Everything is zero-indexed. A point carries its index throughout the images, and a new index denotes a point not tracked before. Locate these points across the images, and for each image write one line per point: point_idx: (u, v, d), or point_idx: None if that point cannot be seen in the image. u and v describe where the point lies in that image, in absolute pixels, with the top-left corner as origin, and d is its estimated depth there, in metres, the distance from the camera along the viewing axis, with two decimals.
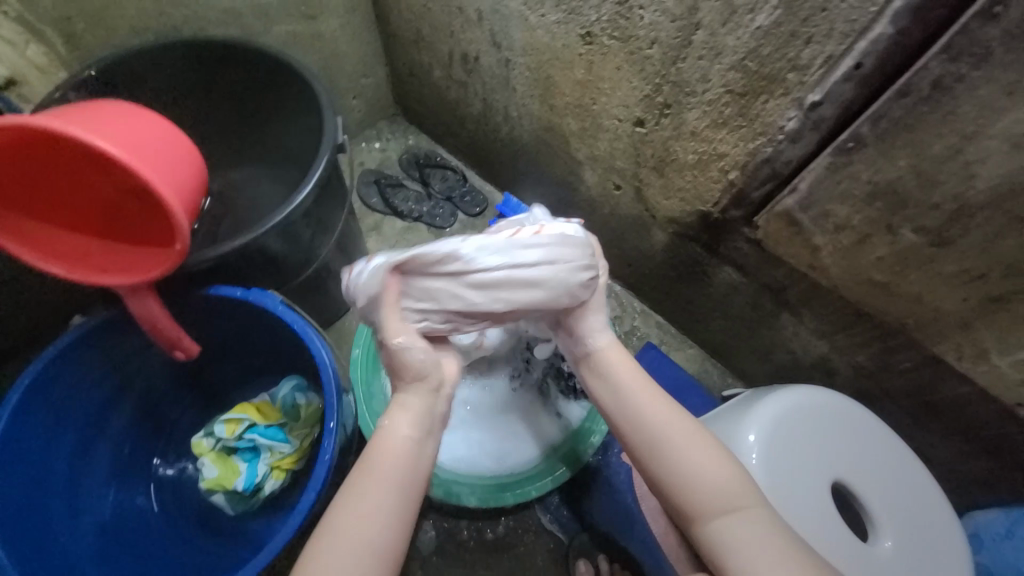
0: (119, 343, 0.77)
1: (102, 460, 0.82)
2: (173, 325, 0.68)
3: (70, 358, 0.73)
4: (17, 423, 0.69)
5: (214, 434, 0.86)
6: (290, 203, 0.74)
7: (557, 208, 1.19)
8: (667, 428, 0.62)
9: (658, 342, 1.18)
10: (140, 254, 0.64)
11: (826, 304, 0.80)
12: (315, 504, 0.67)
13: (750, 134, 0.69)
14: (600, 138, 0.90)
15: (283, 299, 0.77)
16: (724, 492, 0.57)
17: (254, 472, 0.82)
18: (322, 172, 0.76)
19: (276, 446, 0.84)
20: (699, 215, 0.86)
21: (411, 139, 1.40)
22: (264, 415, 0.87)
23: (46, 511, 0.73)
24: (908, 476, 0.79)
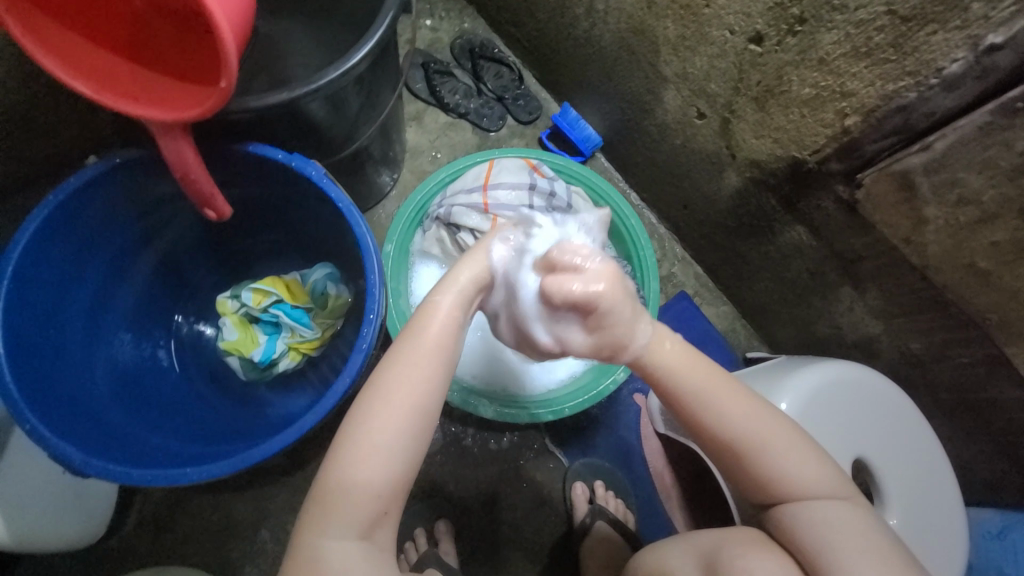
0: (144, 190, 0.71)
1: (124, 308, 0.79)
2: (207, 179, 0.61)
3: (92, 194, 0.66)
4: (36, 254, 0.65)
5: (240, 298, 0.83)
6: (343, 63, 0.63)
7: (620, 130, 1.08)
8: (754, 424, 0.58)
9: (692, 292, 1.14)
10: (177, 91, 0.55)
11: (902, 283, 0.75)
12: (347, 392, 0.65)
13: (894, 73, 0.59)
14: (699, 51, 0.78)
15: (326, 172, 0.70)
16: (814, 484, 0.57)
17: (272, 348, 0.81)
18: (385, 32, 0.66)
19: (298, 328, 0.82)
20: (790, 163, 0.77)
21: (466, 22, 1.23)
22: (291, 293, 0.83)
23: (66, 351, 0.71)
24: (930, 468, 0.79)
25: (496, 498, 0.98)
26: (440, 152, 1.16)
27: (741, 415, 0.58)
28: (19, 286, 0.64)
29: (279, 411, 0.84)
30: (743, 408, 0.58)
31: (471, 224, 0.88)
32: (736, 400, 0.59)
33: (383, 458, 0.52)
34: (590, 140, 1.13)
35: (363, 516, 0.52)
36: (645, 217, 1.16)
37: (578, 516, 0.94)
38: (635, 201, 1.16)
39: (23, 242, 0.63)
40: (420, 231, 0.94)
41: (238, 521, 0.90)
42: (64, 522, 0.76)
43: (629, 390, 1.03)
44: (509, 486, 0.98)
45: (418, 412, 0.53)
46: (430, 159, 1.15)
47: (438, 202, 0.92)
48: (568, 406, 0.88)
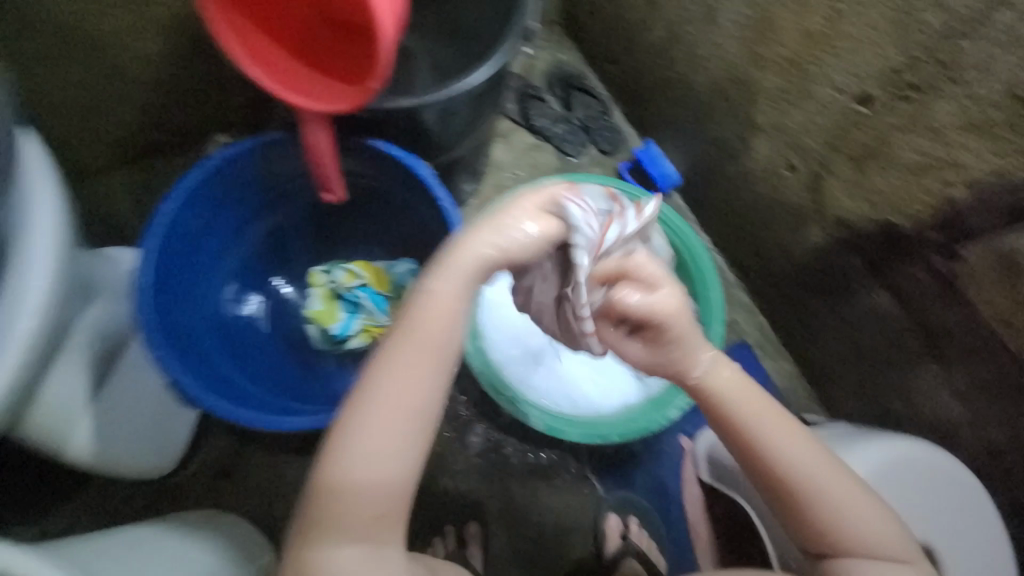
0: (274, 166, 0.81)
1: (232, 265, 0.90)
2: (334, 167, 0.69)
3: (230, 167, 0.78)
4: (182, 210, 0.76)
5: (331, 273, 0.90)
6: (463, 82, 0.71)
7: (702, 171, 1.09)
8: (810, 467, 0.57)
9: (754, 343, 1.11)
10: (331, 88, 0.63)
11: (990, 365, 0.73)
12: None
13: (1010, 151, 0.61)
14: (799, 106, 0.79)
15: (434, 174, 0.77)
16: (868, 534, 0.56)
17: (349, 325, 0.87)
18: (503, 58, 0.73)
19: (375, 314, 0.88)
20: (882, 226, 0.77)
21: (563, 54, 1.29)
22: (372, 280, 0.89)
23: (187, 294, 0.82)
24: (994, 565, 0.74)
25: (527, 513, 0.98)
26: (522, 170, 1.22)
27: (805, 461, 0.57)
28: (170, 235, 0.76)
29: (343, 387, 0.89)
30: (800, 445, 0.58)
31: None
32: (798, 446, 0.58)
33: (393, 449, 0.51)
34: (669, 178, 1.15)
35: (361, 518, 0.50)
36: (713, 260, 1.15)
37: (608, 549, 0.94)
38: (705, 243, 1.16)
39: (179, 197, 0.75)
40: None
41: (286, 483, 0.96)
42: (146, 451, 0.84)
43: (676, 431, 1.01)
44: (542, 503, 0.99)
45: (410, 413, 0.51)
46: (511, 175, 1.21)
47: None
48: (615, 433, 0.89)
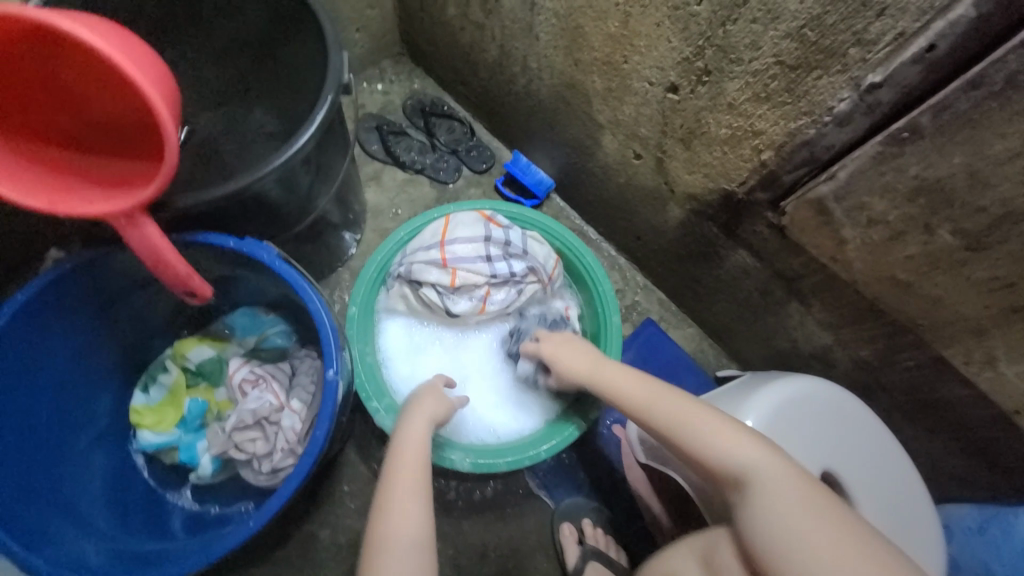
0: (91, 289, 0.73)
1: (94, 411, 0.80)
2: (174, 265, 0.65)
3: (31, 316, 0.69)
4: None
5: (196, 370, 0.84)
6: (289, 146, 0.67)
7: (568, 171, 1.14)
8: (741, 452, 0.61)
9: (658, 318, 1.17)
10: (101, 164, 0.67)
11: (840, 297, 0.78)
12: (321, 448, 0.69)
13: (793, 113, 0.63)
14: (626, 101, 0.84)
15: (279, 253, 0.72)
16: (786, 506, 0.54)
17: (164, 438, 0.80)
18: (324, 114, 0.69)
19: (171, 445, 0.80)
20: (722, 195, 0.82)
21: (416, 83, 1.30)
22: (222, 405, 0.82)
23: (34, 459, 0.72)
24: (881, 448, 0.81)
25: (485, 547, 0.97)
26: (401, 207, 1.20)
27: (771, 522, 0.53)
28: None
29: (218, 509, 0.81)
30: (739, 443, 0.61)
31: (433, 280, 0.94)
32: (778, 508, 0.54)
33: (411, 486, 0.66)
34: (543, 183, 1.18)
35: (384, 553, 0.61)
36: (605, 250, 1.21)
37: (571, 561, 0.93)
38: (593, 237, 1.21)
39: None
40: (384, 291, 0.98)
41: None
42: None
43: (606, 422, 1.04)
44: (497, 534, 0.98)
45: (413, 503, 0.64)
46: (392, 215, 1.19)
47: (399, 260, 0.97)
48: (541, 450, 0.89)
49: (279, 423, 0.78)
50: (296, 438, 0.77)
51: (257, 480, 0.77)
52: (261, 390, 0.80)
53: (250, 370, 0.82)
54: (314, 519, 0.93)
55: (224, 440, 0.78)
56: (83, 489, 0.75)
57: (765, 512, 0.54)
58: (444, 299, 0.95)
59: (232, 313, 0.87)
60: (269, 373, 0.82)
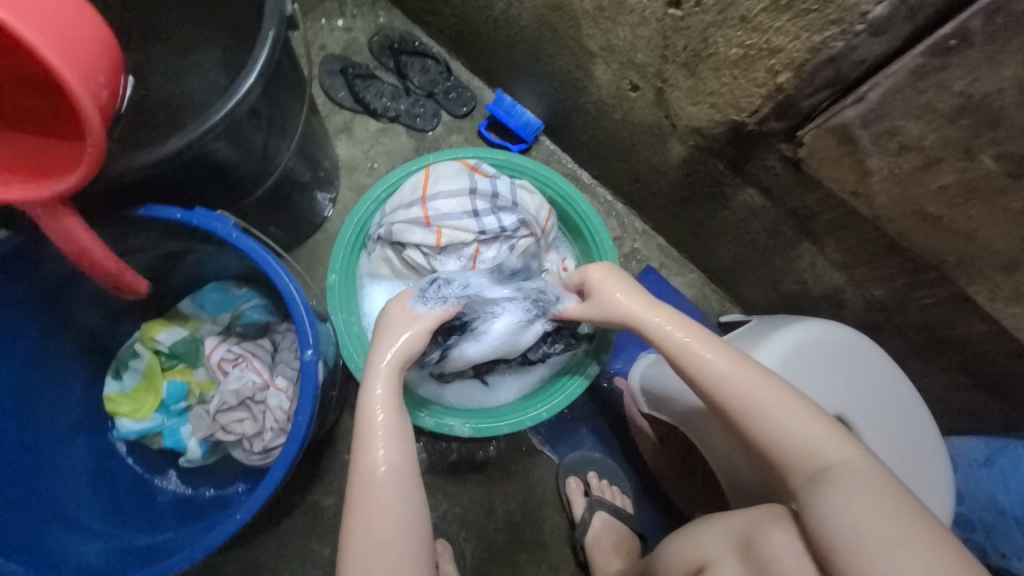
0: (38, 274, 0.67)
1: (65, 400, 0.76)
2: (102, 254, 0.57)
3: None
4: None
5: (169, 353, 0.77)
6: (230, 96, 0.57)
7: (557, 110, 1.03)
8: (812, 436, 0.57)
9: (658, 265, 1.11)
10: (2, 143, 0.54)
11: (856, 235, 0.72)
12: (306, 433, 0.64)
13: (818, 23, 0.54)
14: (620, 21, 0.73)
15: (236, 222, 0.64)
16: (857, 505, 0.50)
17: (145, 425, 0.75)
18: (269, 54, 0.59)
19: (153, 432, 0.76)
20: (730, 127, 0.73)
21: (381, 16, 1.15)
22: (204, 386, 0.77)
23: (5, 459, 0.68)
24: (893, 390, 0.79)
25: (492, 505, 0.97)
26: (377, 161, 1.10)
27: (794, 439, 0.57)
28: None
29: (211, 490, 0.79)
30: (807, 421, 0.58)
31: (417, 240, 0.86)
32: (798, 428, 0.57)
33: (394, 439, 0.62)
34: (530, 125, 1.08)
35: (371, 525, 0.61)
36: (600, 196, 1.13)
37: (578, 512, 0.93)
38: (587, 182, 1.13)
39: None
40: (365, 255, 0.91)
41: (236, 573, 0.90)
42: None
43: (609, 375, 1.02)
44: (503, 491, 0.98)
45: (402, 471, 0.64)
46: (368, 170, 1.09)
47: (379, 221, 0.89)
48: (544, 409, 0.86)
49: (267, 402, 0.74)
50: (285, 416, 0.73)
51: (251, 460, 0.74)
52: (242, 369, 0.75)
53: (226, 348, 0.76)
54: (316, 490, 0.92)
55: (210, 423, 0.73)
56: (65, 483, 0.73)
57: (790, 431, 0.57)
58: (430, 260, 0.88)
59: (201, 290, 0.80)
60: (249, 351, 0.77)
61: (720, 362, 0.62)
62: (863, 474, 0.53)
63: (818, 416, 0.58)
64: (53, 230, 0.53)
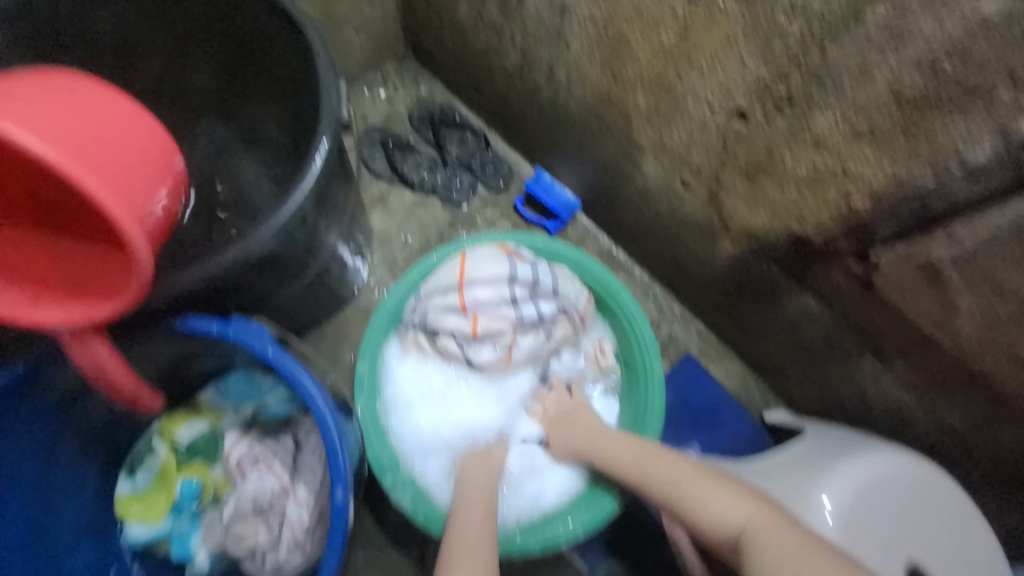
0: None
1: None
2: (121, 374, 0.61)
3: None
4: None
5: (185, 447, 0.72)
6: (283, 206, 0.58)
7: (597, 192, 1.01)
8: (717, 503, 0.66)
9: (697, 352, 1.06)
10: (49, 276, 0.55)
11: (930, 360, 0.66)
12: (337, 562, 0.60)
13: (906, 159, 0.50)
14: (677, 125, 0.70)
15: (274, 336, 0.63)
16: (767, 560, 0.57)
17: (154, 530, 0.69)
18: (322, 164, 0.59)
19: (161, 538, 0.69)
20: (791, 237, 0.69)
21: (423, 88, 1.16)
22: (220, 485, 0.72)
23: None
24: (977, 539, 0.69)
25: None
26: (411, 233, 1.08)
27: (708, 508, 0.66)
28: None
29: None
30: (713, 490, 0.67)
31: (451, 327, 0.83)
32: (709, 497, 0.67)
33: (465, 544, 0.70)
34: (569, 204, 1.06)
35: None
36: (637, 277, 1.09)
37: None
38: (624, 260, 1.09)
39: None
40: (396, 337, 0.87)
41: None
42: None
43: None
44: None
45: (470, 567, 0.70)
46: (401, 242, 1.07)
47: (412, 306, 0.87)
48: (579, 528, 0.78)
49: (284, 513, 0.68)
50: (303, 532, 0.67)
51: None
52: (263, 474, 0.71)
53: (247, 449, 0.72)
54: None
55: (221, 533, 0.69)
56: None
57: (702, 500, 0.67)
58: (463, 348, 0.84)
59: (221, 378, 0.75)
60: (269, 451, 0.72)
61: (637, 456, 0.75)
62: (769, 521, 0.61)
63: (727, 484, 0.67)
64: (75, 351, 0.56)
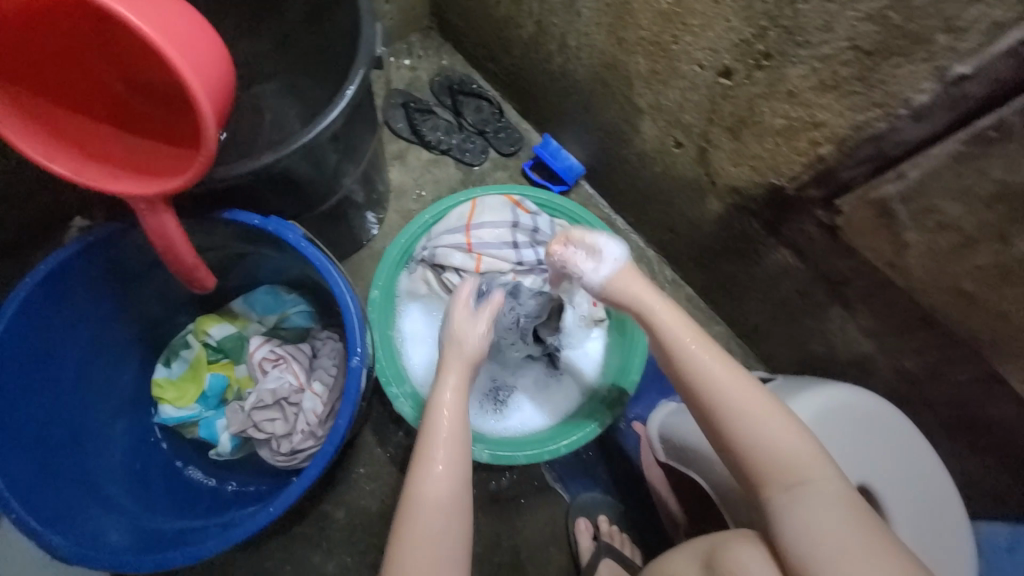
0: (117, 262, 0.73)
1: (114, 382, 0.81)
2: (188, 250, 0.65)
3: (54, 290, 0.69)
4: (18, 352, 0.68)
5: (216, 346, 0.84)
6: (318, 123, 0.64)
7: (600, 157, 1.09)
8: (795, 451, 0.58)
9: (685, 314, 1.13)
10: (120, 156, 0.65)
11: (889, 304, 0.74)
12: (344, 436, 0.68)
13: (863, 104, 0.58)
14: (672, 84, 0.78)
15: (305, 232, 0.72)
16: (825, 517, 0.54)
17: (184, 412, 0.81)
18: (356, 90, 0.66)
19: (188, 420, 0.81)
20: (769, 189, 0.77)
21: (444, 59, 1.25)
22: (243, 382, 0.82)
23: (55, 431, 0.73)
24: (921, 471, 0.77)
25: (499, 539, 0.96)
26: (425, 189, 1.16)
27: (776, 452, 0.58)
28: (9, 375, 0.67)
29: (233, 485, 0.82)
30: (794, 439, 0.59)
31: (457, 264, 0.91)
32: (784, 442, 0.59)
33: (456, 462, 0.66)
34: (573, 169, 1.14)
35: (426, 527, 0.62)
36: (633, 242, 1.16)
37: (585, 555, 0.92)
38: (622, 226, 1.17)
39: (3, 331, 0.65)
40: (406, 273, 0.96)
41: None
42: None
43: (628, 419, 1.02)
44: (511, 525, 0.97)
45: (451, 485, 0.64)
46: (415, 196, 1.16)
47: (424, 244, 0.95)
48: (564, 445, 0.88)
49: (301, 405, 0.78)
50: (317, 420, 0.77)
51: (275, 460, 0.78)
52: (282, 371, 0.80)
53: (269, 349, 0.81)
54: (328, 500, 0.93)
55: (243, 419, 0.78)
56: (106, 463, 0.77)
57: (774, 443, 0.59)
58: None
59: (252, 289, 0.86)
60: (289, 353, 0.82)
61: (714, 370, 0.63)
62: (839, 491, 0.56)
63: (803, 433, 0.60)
64: (151, 221, 0.61)
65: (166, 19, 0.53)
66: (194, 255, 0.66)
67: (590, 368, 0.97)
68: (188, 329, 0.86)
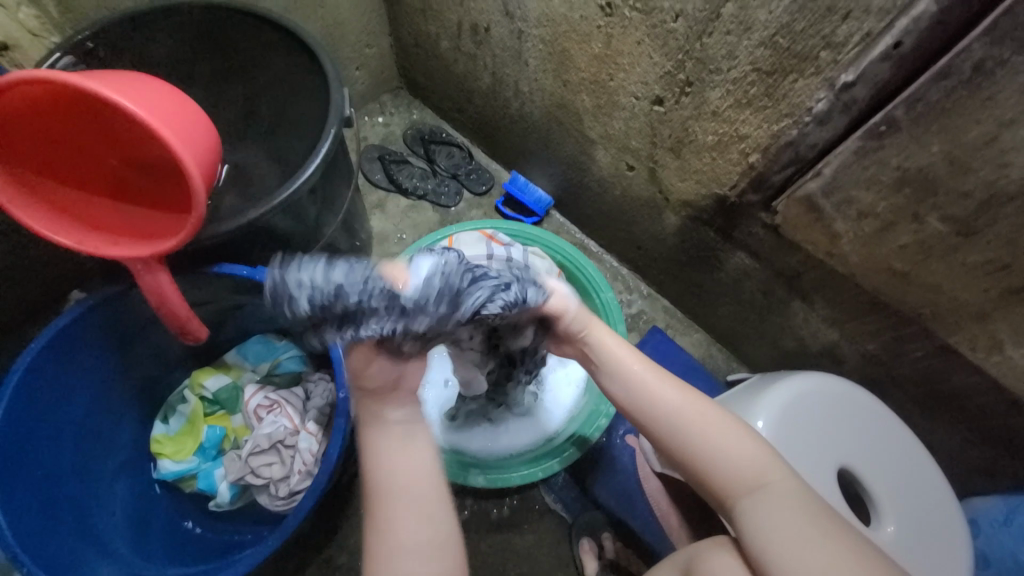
0: (115, 323, 0.78)
1: (114, 440, 0.84)
2: (182, 303, 0.70)
3: (57, 354, 0.73)
4: (25, 415, 0.71)
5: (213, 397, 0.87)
6: (297, 178, 0.71)
7: (566, 188, 1.17)
8: (740, 456, 0.59)
9: (664, 325, 1.17)
10: (114, 224, 0.71)
11: (840, 291, 0.79)
12: (336, 466, 0.71)
13: (775, 116, 0.66)
14: (615, 116, 0.87)
15: None
16: (766, 518, 0.55)
17: (182, 466, 0.84)
18: (329, 147, 0.73)
19: (185, 474, 0.83)
20: (715, 199, 0.83)
21: (415, 114, 1.36)
22: (239, 430, 0.85)
23: (60, 491, 0.75)
24: (901, 449, 0.80)
25: (504, 567, 0.95)
26: (406, 233, 1.23)
27: (733, 465, 0.58)
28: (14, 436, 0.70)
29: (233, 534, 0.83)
30: (738, 443, 0.59)
31: None
32: (742, 454, 0.59)
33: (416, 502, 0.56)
34: (541, 201, 1.22)
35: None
36: (607, 262, 1.23)
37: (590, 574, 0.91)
38: (595, 250, 1.23)
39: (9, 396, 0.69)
40: None
41: None
42: None
43: (619, 433, 1.04)
44: (515, 552, 0.96)
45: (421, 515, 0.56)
46: (397, 240, 1.23)
47: None
48: (558, 461, 0.94)
49: (296, 446, 0.81)
50: (312, 459, 0.80)
51: (274, 505, 0.79)
52: (276, 415, 0.83)
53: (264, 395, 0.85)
54: (330, 544, 0.93)
55: (240, 466, 0.80)
56: (108, 521, 0.79)
57: (731, 456, 0.59)
58: None
59: (246, 340, 0.91)
60: (283, 398, 0.85)
61: (654, 391, 0.63)
62: (793, 496, 0.56)
63: (748, 438, 0.60)
64: (148, 280, 0.67)
65: (163, 102, 0.62)
66: (187, 308, 0.71)
67: (578, 385, 1.01)
68: (186, 382, 0.90)
